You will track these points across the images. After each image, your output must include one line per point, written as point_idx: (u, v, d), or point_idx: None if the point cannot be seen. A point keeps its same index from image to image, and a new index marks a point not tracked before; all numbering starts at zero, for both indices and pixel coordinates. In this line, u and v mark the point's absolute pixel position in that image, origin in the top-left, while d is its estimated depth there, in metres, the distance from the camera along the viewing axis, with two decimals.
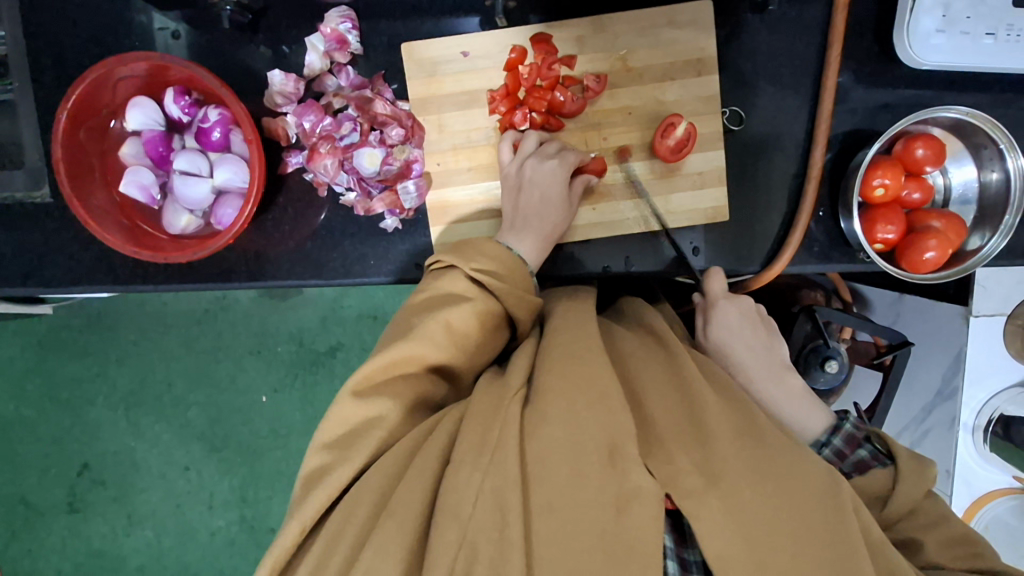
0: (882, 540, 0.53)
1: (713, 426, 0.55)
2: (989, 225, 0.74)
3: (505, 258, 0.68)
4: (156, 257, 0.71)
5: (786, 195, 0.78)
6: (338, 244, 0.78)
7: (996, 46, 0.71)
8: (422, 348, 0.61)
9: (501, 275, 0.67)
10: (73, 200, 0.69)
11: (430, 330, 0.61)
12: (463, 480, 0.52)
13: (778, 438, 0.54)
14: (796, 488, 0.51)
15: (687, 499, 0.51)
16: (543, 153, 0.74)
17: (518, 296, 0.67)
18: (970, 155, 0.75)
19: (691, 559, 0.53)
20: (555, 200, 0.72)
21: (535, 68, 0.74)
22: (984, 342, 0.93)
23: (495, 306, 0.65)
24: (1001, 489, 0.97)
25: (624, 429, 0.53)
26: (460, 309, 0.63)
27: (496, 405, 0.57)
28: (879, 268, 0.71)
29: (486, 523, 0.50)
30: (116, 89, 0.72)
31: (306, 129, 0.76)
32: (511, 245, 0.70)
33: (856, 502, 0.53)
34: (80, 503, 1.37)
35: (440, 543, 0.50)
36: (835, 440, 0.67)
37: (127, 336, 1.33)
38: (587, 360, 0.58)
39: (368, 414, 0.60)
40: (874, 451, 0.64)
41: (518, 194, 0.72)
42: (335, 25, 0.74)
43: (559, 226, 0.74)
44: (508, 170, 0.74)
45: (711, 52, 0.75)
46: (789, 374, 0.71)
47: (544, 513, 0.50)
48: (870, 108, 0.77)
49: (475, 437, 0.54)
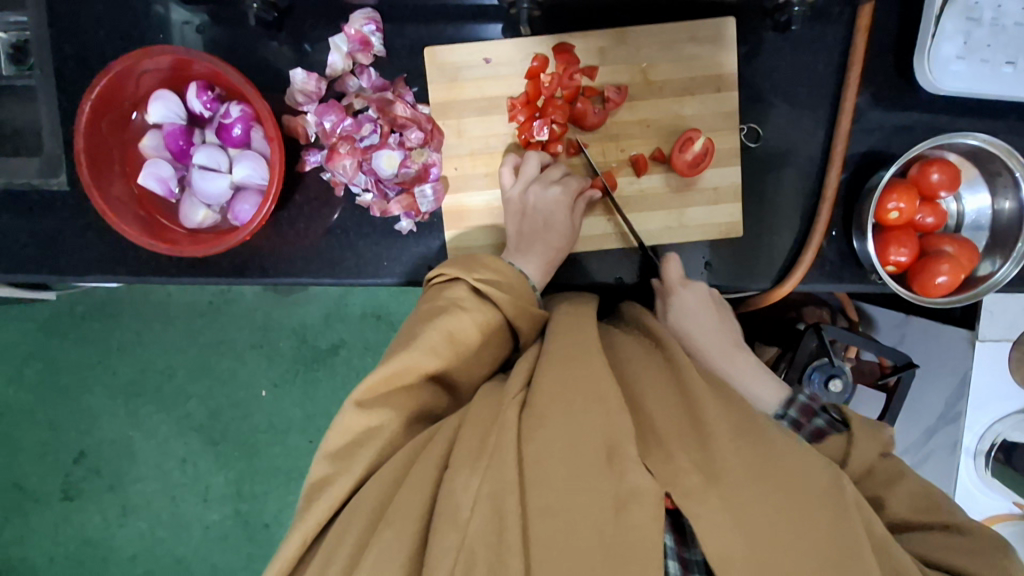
0: (886, 538, 0.54)
1: (710, 423, 0.55)
2: (1000, 252, 0.74)
3: (507, 272, 0.69)
4: (173, 249, 0.71)
5: (797, 214, 0.78)
6: (352, 245, 0.79)
7: (1015, 75, 0.72)
8: (428, 350, 0.61)
9: (507, 285, 0.68)
10: (92, 189, 0.69)
11: (431, 341, 0.61)
12: (462, 483, 0.52)
13: (779, 438, 0.55)
14: (798, 486, 0.52)
15: (686, 499, 0.51)
16: (546, 178, 0.74)
17: (527, 309, 0.68)
18: (985, 182, 0.76)
19: (693, 559, 0.54)
20: (559, 226, 0.73)
21: (557, 78, 0.74)
22: (989, 367, 0.94)
23: (498, 316, 0.66)
24: (1000, 514, 0.98)
25: (623, 429, 0.54)
26: (461, 319, 0.63)
27: (493, 413, 0.57)
28: (891, 291, 0.72)
29: (485, 528, 0.50)
30: (140, 81, 0.73)
31: (327, 129, 0.76)
32: (516, 264, 0.72)
33: (855, 497, 0.54)
34: (74, 491, 1.36)
35: (439, 549, 0.50)
36: (790, 411, 0.72)
37: (131, 326, 1.33)
38: (587, 364, 0.58)
39: (368, 424, 0.59)
40: (830, 419, 0.68)
41: (523, 219, 0.74)
42: (359, 27, 0.75)
43: (564, 251, 0.75)
44: (511, 194, 0.74)
45: (730, 69, 0.75)
46: (740, 354, 0.75)
47: (544, 515, 0.50)
48: (886, 131, 0.77)
49: (474, 442, 0.55)
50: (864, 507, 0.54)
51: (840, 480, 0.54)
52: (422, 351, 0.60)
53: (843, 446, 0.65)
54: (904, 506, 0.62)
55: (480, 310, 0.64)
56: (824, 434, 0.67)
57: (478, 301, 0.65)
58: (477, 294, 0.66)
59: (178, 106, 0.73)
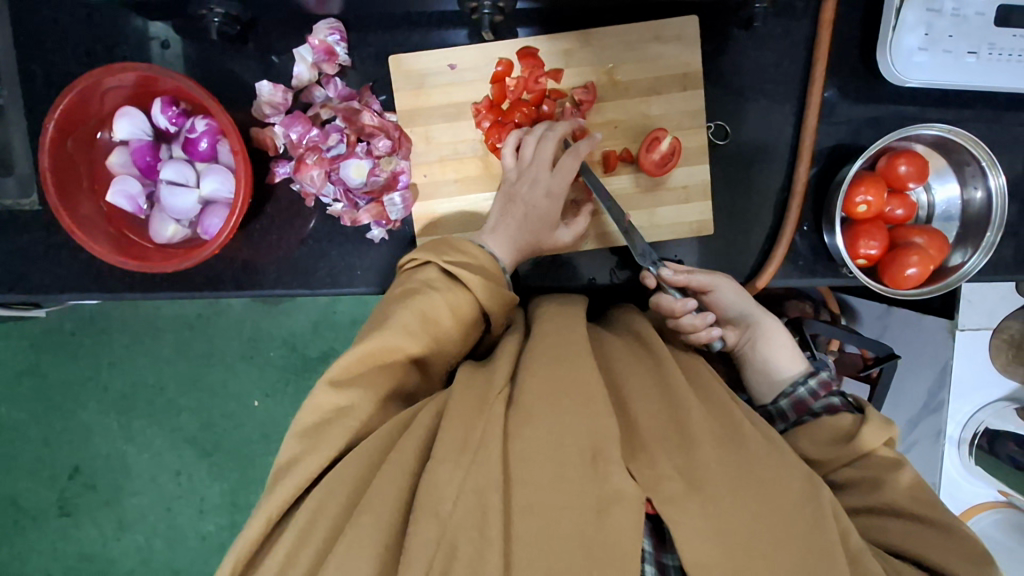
0: (862, 551, 0.53)
1: (696, 430, 0.55)
2: (971, 242, 0.74)
3: (483, 261, 0.68)
4: (143, 266, 0.71)
5: (770, 208, 0.78)
6: (325, 253, 0.79)
7: (980, 64, 0.71)
8: (402, 330, 0.60)
9: (477, 267, 0.67)
10: (60, 209, 0.69)
11: (403, 321, 0.60)
12: (445, 477, 0.51)
13: (760, 448, 0.55)
14: (778, 498, 0.53)
15: (667, 504, 0.51)
16: (542, 167, 0.72)
17: (499, 294, 0.67)
18: (954, 172, 0.76)
19: (670, 564, 0.53)
20: (543, 217, 0.72)
21: (522, 81, 0.74)
22: (971, 357, 0.94)
23: (466, 297, 0.64)
24: (985, 501, 0.99)
25: (608, 432, 0.53)
26: (432, 299, 0.62)
27: (479, 405, 0.55)
28: (863, 284, 0.72)
29: (466, 520, 0.50)
30: (104, 99, 0.73)
31: (294, 140, 0.77)
32: (485, 244, 0.71)
33: (836, 508, 0.54)
34: (70, 507, 1.36)
35: (418, 539, 0.49)
36: (811, 382, 0.70)
37: (120, 340, 1.33)
38: (570, 364, 0.58)
39: (344, 418, 0.58)
40: (845, 401, 0.69)
41: (508, 204, 0.72)
42: (323, 37, 0.75)
43: (538, 240, 0.73)
44: (509, 175, 0.73)
45: (696, 67, 0.75)
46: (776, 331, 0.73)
47: (525, 513, 0.50)
48: (855, 124, 0.78)
49: (459, 433, 0.53)
50: (842, 518, 0.54)
51: (817, 490, 0.54)
52: (395, 331, 0.60)
53: (856, 423, 0.65)
54: (902, 496, 0.60)
55: (451, 291, 0.64)
56: (837, 410, 0.68)
57: (450, 284, 0.64)
58: (448, 277, 0.65)
59: (144, 122, 0.73)
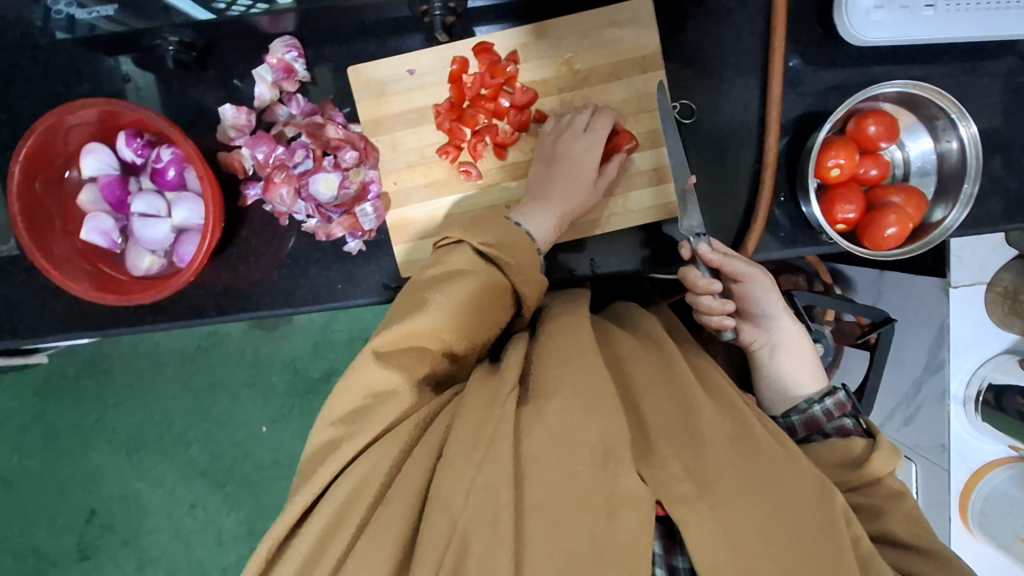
0: (872, 556, 0.52)
1: (707, 433, 0.55)
2: (951, 196, 0.73)
3: (518, 237, 0.65)
4: (120, 299, 0.71)
5: (747, 183, 0.78)
6: (305, 272, 0.79)
7: (938, 16, 0.71)
8: (441, 312, 0.57)
9: (512, 245, 0.63)
10: (34, 252, 0.70)
11: (443, 304, 0.57)
12: (457, 472, 0.50)
13: (774, 449, 0.54)
14: (791, 497, 0.51)
15: (677, 505, 0.50)
16: (575, 129, 0.73)
17: (531, 272, 0.64)
18: (925, 127, 0.76)
19: (681, 566, 0.52)
20: (581, 182, 0.72)
21: (478, 78, 0.74)
22: (967, 313, 0.93)
23: (502, 280, 0.61)
24: (997, 459, 0.97)
25: (619, 432, 0.52)
26: (471, 283, 0.59)
27: (490, 400, 0.54)
28: (843, 249, 0.70)
29: (480, 515, 0.48)
30: (69, 136, 0.73)
31: (261, 160, 0.76)
32: (522, 220, 0.69)
33: (846, 514, 0.52)
34: (90, 550, 1.36)
35: (430, 535, 0.48)
36: (826, 402, 0.70)
37: (123, 379, 1.33)
38: (576, 362, 0.56)
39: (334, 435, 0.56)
40: (857, 423, 0.67)
41: (549, 171, 0.73)
42: (280, 55, 0.75)
43: (583, 203, 0.73)
44: (545, 143, 0.74)
45: (655, 48, 0.74)
46: (801, 346, 0.73)
47: (537, 512, 0.48)
48: (820, 91, 0.77)
49: (471, 429, 0.52)
50: (854, 524, 0.53)
51: (826, 491, 0.52)
52: (435, 313, 0.57)
53: (866, 449, 0.64)
54: (899, 526, 0.60)
55: (489, 273, 0.60)
56: (849, 434, 0.67)
57: (488, 267, 0.61)
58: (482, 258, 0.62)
59: (110, 156, 0.74)
